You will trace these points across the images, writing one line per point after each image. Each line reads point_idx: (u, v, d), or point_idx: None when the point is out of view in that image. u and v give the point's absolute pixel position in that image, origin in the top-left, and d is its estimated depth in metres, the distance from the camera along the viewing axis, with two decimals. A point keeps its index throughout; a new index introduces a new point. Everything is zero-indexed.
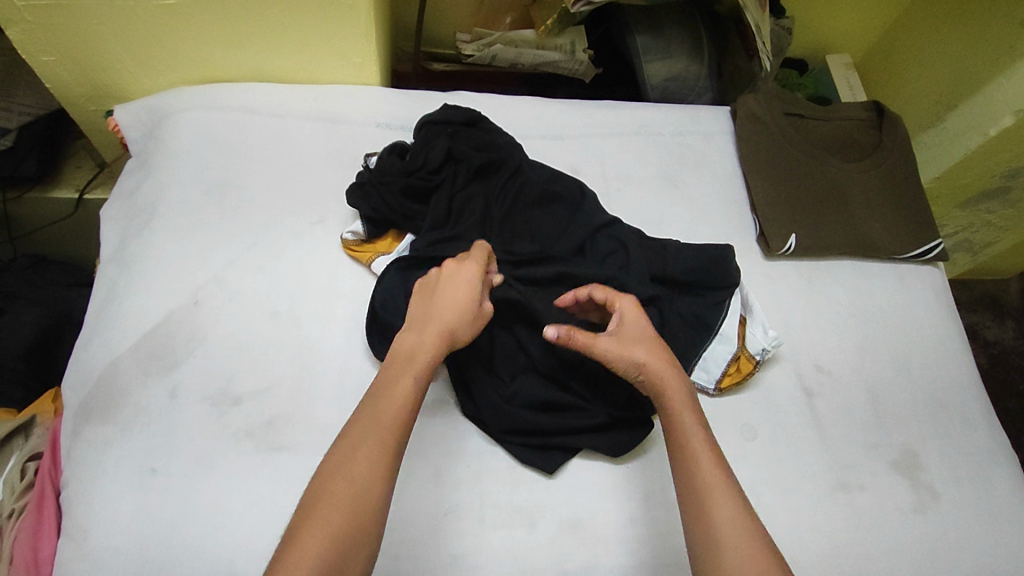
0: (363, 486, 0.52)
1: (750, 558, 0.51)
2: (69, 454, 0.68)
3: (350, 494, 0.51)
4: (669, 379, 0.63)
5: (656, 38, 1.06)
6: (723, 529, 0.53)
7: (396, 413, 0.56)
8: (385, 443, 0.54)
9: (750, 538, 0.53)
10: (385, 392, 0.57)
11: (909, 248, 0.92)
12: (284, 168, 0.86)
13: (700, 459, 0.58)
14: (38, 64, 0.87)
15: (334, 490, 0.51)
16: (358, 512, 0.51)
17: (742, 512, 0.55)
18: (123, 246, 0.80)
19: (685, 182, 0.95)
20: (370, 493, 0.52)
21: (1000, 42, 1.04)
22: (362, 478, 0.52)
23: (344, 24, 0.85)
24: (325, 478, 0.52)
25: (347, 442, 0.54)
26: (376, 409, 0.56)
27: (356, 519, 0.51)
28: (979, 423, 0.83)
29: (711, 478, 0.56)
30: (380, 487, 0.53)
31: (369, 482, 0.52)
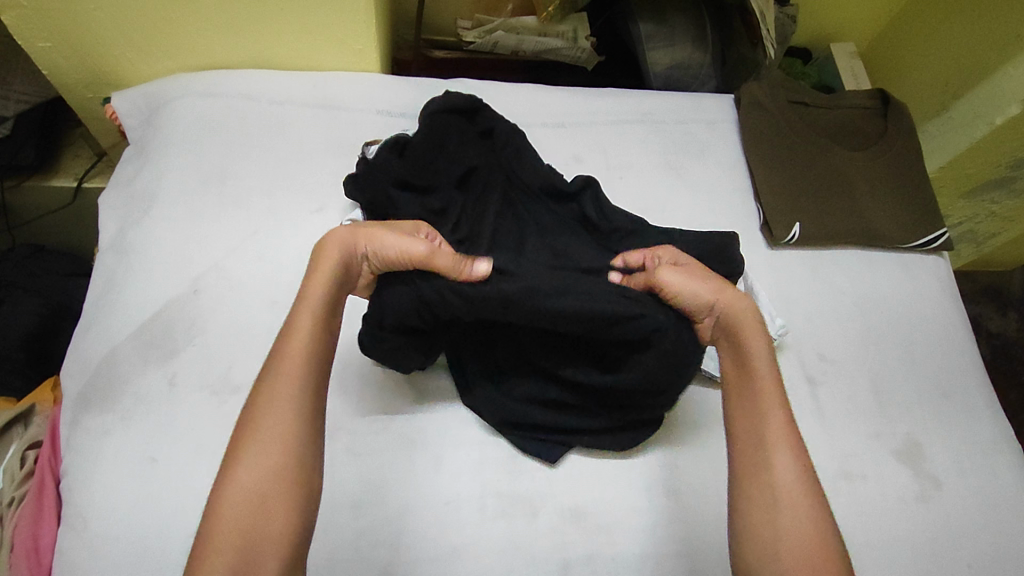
0: (282, 417, 0.52)
1: (802, 510, 0.53)
2: (69, 442, 0.67)
3: (251, 442, 0.51)
4: (752, 325, 0.63)
5: (659, 25, 1.05)
6: (781, 478, 0.55)
7: (301, 349, 0.55)
8: (292, 388, 0.53)
9: (803, 490, 0.54)
10: (293, 328, 0.56)
11: (913, 237, 0.91)
12: (283, 155, 0.85)
13: (769, 409, 0.58)
14: (34, 50, 0.86)
15: (257, 426, 0.51)
16: (283, 441, 0.51)
17: (800, 464, 0.56)
18: (121, 234, 0.79)
19: (689, 171, 0.94)
20: (275, 438, 0.51)
21: (1007, 30, 1.02)
22: (281, 410, 0.52)
23: (343, 11, 0.84)
24: (249, 416, 0.52)
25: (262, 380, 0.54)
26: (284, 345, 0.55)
27: (283, 448, 0.51)
28: (983, 413, 0.82)
29: (774, 429, 0.57)
30: (299, 415, 0.53)
31: (287, 413, 0.52)
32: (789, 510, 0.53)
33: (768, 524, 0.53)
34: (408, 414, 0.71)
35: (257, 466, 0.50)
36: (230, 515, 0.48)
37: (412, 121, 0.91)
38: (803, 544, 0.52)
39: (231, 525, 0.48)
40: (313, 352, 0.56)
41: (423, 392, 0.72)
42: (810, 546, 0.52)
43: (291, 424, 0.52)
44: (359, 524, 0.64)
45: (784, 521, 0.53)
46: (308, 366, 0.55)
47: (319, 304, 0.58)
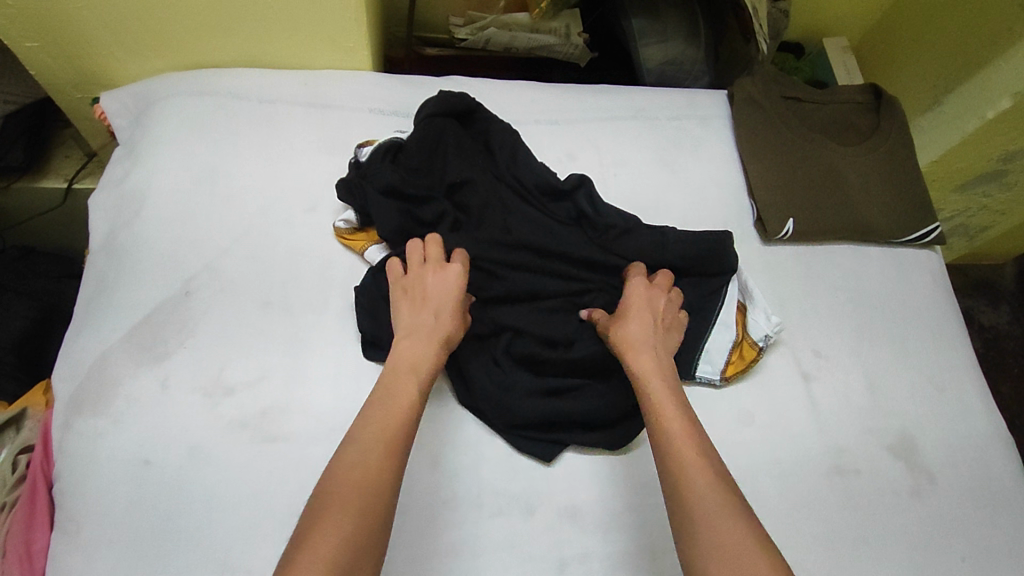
0: (375, 478, 0.52)
1: (719, 516, 0.51)
2: (61, 446, 0.67)
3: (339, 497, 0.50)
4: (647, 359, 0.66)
5: (652, 21, 1.04)
6: (696, 491, 0.54)
7: (403, 412, 0.58)
8: (388, 450, 0.54)
9: (719, 498, 0.53)
10: (389, 397, 0.59)
11: (906, 232, 0.91)
12: (274, 155, 0.85)
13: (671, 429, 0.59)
14: (21, 49, 0.85)
15: (344, 486, 0.51)
16: (370, 500, 0.51)
17: (708, 471, 0.55)
18: (111, 235, 0.79)
19: (681, 167, 0.94)
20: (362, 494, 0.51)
21: (999, 23, 1.03)
22: (371, 470, 0.52)
23: (334, 9, 0.83)
24: (335, 478, 0.52)
25: (353, 443, 0.55)
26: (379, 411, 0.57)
27: (369, 508, 0.50)
28: (975, 406, 0.83)
29: (682, 447, 0.57)
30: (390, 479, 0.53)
31: (378, 476, 0.52)
32: (710, 519, 0.51)
33: (695, 540, 0.51)
34: None
35: (346, 521, 0.49)
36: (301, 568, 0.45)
37: (405, 119, 0.90)
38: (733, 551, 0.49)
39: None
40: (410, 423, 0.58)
41: None
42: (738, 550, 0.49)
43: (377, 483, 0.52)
44: None
45: (710, 532, 0.51)
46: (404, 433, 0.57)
47: (418, 377, 0.62)
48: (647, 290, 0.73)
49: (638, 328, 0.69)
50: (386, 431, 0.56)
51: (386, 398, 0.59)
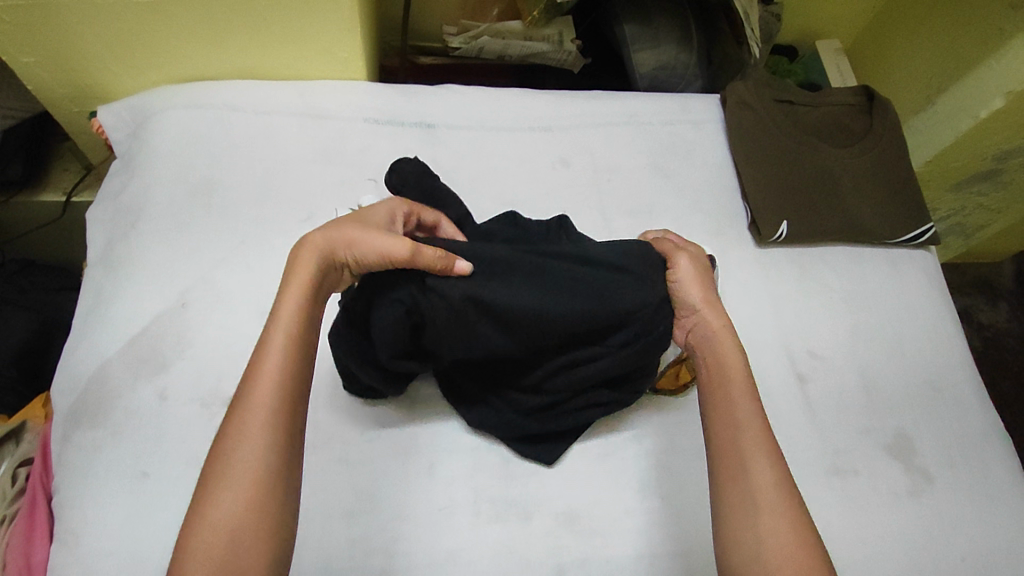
0: (251, 468, 0.49)
1: (780, 519, 0.52)
2: (60, 458, 0.67)
3: (228, 461, 0.50)
4: (727, 336, 0.64)
5: (644, 26, 1.05)
6: (758, 486, 0.53)
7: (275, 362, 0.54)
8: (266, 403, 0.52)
9: (784, 497, 0.53)
10: (260, 367, 0.53)
11: (900, 232, 0.91)
12: (270, 165, 0.85)
13: (745, 419, 0.57)
14: (18, 65, 0.86)
15: (219, 479, 0.49)
16: (252, 489, 0.49)
17: (777, 469, 0.55)
18: (109, 248, 0.79)
19: (675, 171, 0.94)
20: (252, 455, 0.50)
21: (988, 23, 1.03)
22: (248, 460, 0.50)
23: (328, 20, 0.84)
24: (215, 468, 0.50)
25: (225, 429, 0.51)
26: (252, 386, 0.53)
27: (251, 500, 0.49)
28: (972, 405, 0.83)
29: (753, 440, 0.56)
30: (271, 466, 0.50)
31: (257, 465, 0.50)
32: (769, 517, 0.52)
33: (750, 531, 0.52)
34: (400, 421, 0.71)
35: (229, 502, 0.48)
36: (207, 534, 0.47)
37: (400, 128, 0.91)
38: (789, 553, 0.50)
39: (209, 548, 0.47)
40: (291, 367, 0.54)
41: (415, 399, 0.72)
42: (793, 550, 0.50)
43: (264, 438, 0.51)
44: (353, 533, 0.64)
45: (766, 529, 0.51)
46: (280, 408, 0.52)
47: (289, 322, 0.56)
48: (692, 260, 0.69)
49: (705, 289, 0.66)
50: (260, 410, 0.51)
51: (262, 348, 0.55)
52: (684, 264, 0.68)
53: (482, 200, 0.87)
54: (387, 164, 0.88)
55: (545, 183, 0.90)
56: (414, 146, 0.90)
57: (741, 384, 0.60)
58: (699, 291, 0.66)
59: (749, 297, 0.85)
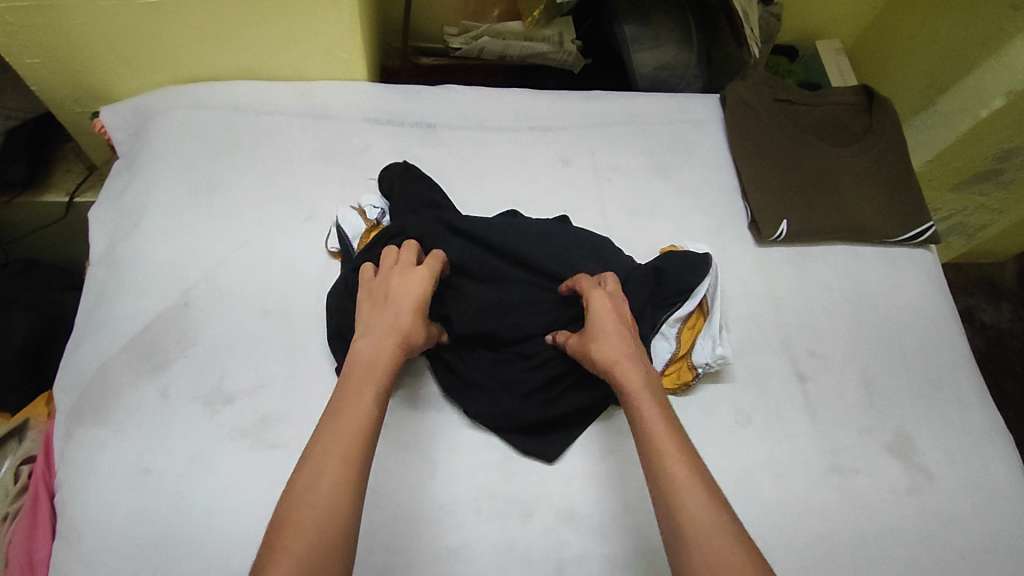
0: (330, 502, 0.49)
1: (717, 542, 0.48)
2: (63, 456, 0.67)
3: (296, 526, 0.48)
4: (636, 375, 0.60)
5: (645, 27, 1.05)
6: (695, 524, 0.50)
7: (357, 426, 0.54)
8: (343, 464, 0.51)
9: (717, 523, 0.49)
10: (346, 408, 0.55)
11: (901, 231, 0.92)
12: (272, 165, 0.86)
13: (667, 456, 0.54)
14: (22, 65, 0.87)
15: (292, 526, 0.48)
16: (326, 524, 0.48)
17: (704, 499, 0.51)
18: (112, 247, 0.80)
19: (676, 170, 0.94)
20: (327, 518, 0.48)
21: (989, 24, 1.03)
22: (326, 496, 0.49)
23: (329, 21, 0.84)
24: (289, 506, 0.49)
25: (302, 475, 0.51)
26: (334, 426, 0.53)
27: (321, 552, 0.47)
28: (973, 404, 0.83)
29: (679, 477, 0.52)
30: (347, 506, 0.50)
31: (331, 504, 0.49)
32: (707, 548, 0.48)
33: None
34: (401, 419, 0.71)
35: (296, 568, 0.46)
36: None
37: (401, 128, 0.91)
38: None
39: None
40: (369, 435, 0.54)
41: (416, 398, 0.72)
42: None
43: (337, 501, 0.50)
44: None
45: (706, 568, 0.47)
46: (362, 451, 0.53)
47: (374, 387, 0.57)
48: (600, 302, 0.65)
49: (610, 334, 0.63)
50: (344, 451, 0.52)
51: (340, 411, 0.55)
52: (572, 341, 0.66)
53: (483, 199, 0.88)
54: (388, 163, 0.88)
55: (546, 183, 0.90)
56: (415, 146, 0.90)
57: (657, 418, 0.57)
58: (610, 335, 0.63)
59: (749, 296, 0.85)
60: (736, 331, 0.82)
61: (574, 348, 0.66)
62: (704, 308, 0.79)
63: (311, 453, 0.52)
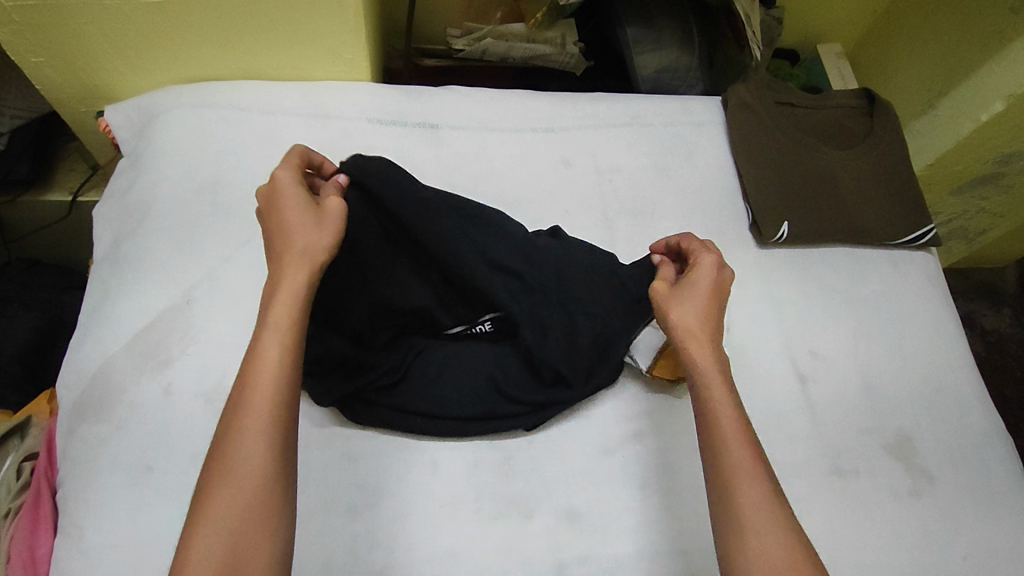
0: (249, 453, 0.51)
1: (775, 536, 0.52)
2: (65, 452, 0.68)
3: (219, 480, 0.50)
4: (710, 355, 0.62)
5: (647, 29, 1.06)
6: (750, 511, 0.53)
7: (268, 380, 0.53)
8: (262, 416, 0.52)
9: (776, 514, 0.53)
10: (254, 366, 0.54)
11: (901, 234, 0.92)
12: (274, 164, 0.86)
13: (735, 443, 0.57)
14: (27, 64, 0.87)
15: (218, 480, 0.50)
16: (253, 499, 0.50)
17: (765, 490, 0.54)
18: (115, 245, 0.80)
19: (677, 172, 0.95)
20: (241, 471, 0.50)
21: (989, 27, 1.04)
22: (245, 471, 0.51)
23: (333, 21, 0.85)
24: (207, 487, 0.51)
25: (223, 432, 0.52)
26: (246, 398, 0.53)
27: (248, 499, 0.50)
28: (973, 406, 0.83)
29: (744, 467, 0.55)
30: (266, 455, 0.51)
31: (255, 453, 0.51)
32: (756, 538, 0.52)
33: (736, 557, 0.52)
34: None
35: (222, 521, 0.49)
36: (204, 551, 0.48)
37: (403, 128, 0.92)
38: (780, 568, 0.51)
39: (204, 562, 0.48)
40: (284, 383, 0.54)
41: None
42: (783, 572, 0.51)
43: (254, 453, 0.51)
44: (355, 529, 0.64)
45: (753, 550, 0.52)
46: (276, 403, 0.53)
47: (284, 334, 0.56)
48: (714, 268, 0.68)
49: (697, 307, 0.65)
50: (259, 405, 0.53)
51: (252, 362, 0.54)
52: (703, 274, 0.67)
53: (485, 199, 0.88)
54: (391, 163, 0.89)
55: (548, 183, 0.91)
56: (417, 146, 0.90)
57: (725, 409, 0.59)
58: (690, 309, 0.65)
59: (749, 297, 0.86)
60: (737, 332, 0.82)
61: (661, 296, 0.67)
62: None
63: (229, 411, 0.53)
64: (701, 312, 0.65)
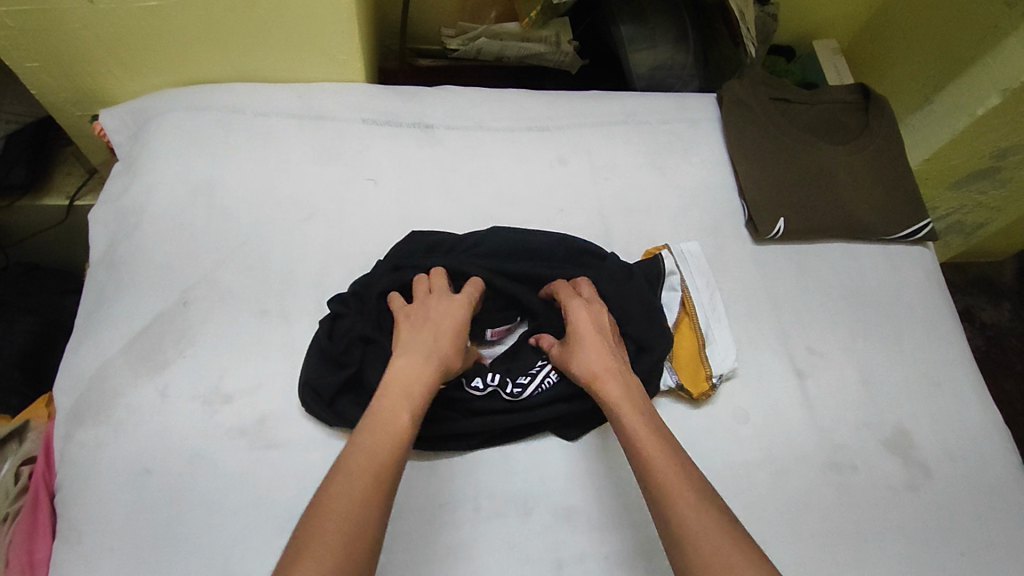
0: (359, 501, 0.50)
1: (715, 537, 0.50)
2: (62, 456, 0.68)
3: (322, 523, 0.48)
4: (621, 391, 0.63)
5: (642, 27, 1.06)
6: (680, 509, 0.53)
7: (390, 438, 0.56)
8: (377, 469, 0.53)
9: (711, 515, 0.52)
10: (379, 422, 0.57)
11: (898, 229, 0.92)
12: (270, 165, 0.86)
13: (657, 461, 0.57)
14: (22, 69, 0.87)
15: (326, 516, 0.49)
16: (359, 535, 0.49)
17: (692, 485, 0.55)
18: (111, 248, 0.80)
19: (673, 169, 0.95)
20: (352, 516, 0.49)
21: (985, 22, 1.04)
22: (359, 503, 0.50)
23: (327, 24, 0.85)
24: (320, 507, 0.50)
25: (333, 475, 0.52)
26: (367, 440, 0.55)
27: (352, 544, 0.48)
28: (972, 400, 0.83)
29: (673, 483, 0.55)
30: (376, 508, 0.51)
31: (367, 498, 0.51)
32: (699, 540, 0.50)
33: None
34: None
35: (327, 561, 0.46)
36: None
37: (398, 129, 0.92)
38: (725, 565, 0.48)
39: None
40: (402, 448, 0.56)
41: None
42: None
43: (366, 500, 0.51)
44: None
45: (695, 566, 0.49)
46: (394, 458, 0.55)
47: (410, 400, 0.59)
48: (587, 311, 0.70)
49: (592, 349, 0.67)
50: (376, 458, 0.54)
51: (374, 419, 0.57)
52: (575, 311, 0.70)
53: (481, 199, 0.88)
54: (386, 164, 0.89)
55: (543, 182, 0.91)
56: (412, 146, 0.90)
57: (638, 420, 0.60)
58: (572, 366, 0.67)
59: (746, 294, 0.86)
60: (734, 329, 0.82)
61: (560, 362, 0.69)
62: (688, 309, 0.80)
63: (343, 458, 0.54)
64: (590, 349, 0.67)
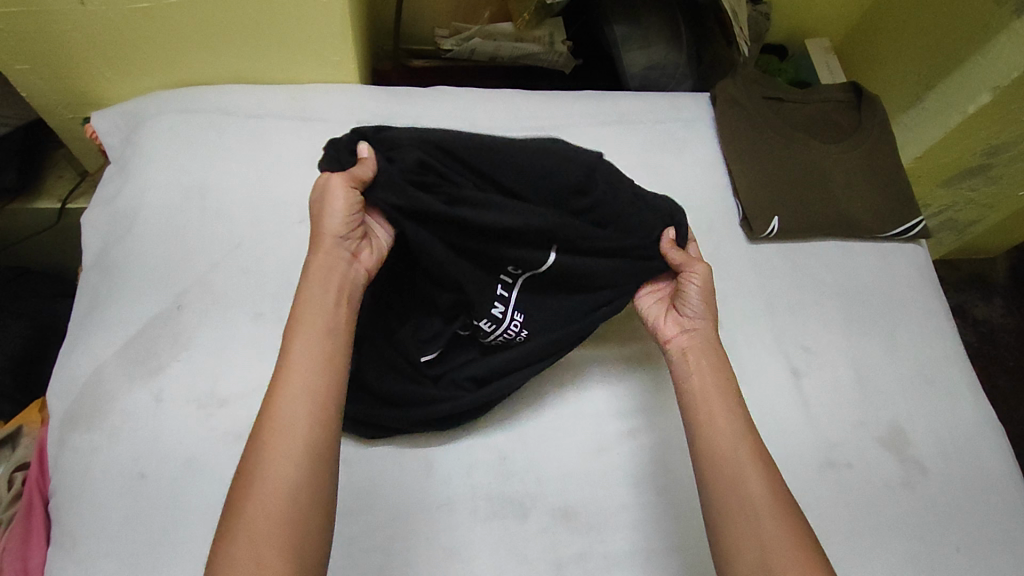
0: (273, 473, 0.51)
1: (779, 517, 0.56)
2: (57, 461, 0.67)
3: (242, 500, 0.50)
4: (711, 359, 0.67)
5: (634, 27, 1.06)
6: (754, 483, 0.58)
7: (289, 405, 0.54)
8: (281, 439, 0.52)
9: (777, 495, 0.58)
10: (280, 388, 0.55)
11: (890, 227, 0.92)
12: (263, 168, 0.85)
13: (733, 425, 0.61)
14: (11, 71, 0.86)
15: (245, 492, 0.51)
16: (278, 507, 0.50)
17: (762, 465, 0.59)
18: (104, 252, 0.80)
19: (667, 169, 0.95)
20: (269, 490, 0.50)
21: (973, 20, 1.04)
22: (269, 476, 0.51)
23: (320, 25, 0.84)
24: (240, 486, 0.51)
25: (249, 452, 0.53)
26: (271, 408, 0.54)
27: (273, 512, 0.50)
28: (966, 397, 0.83)
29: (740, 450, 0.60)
30: (290, 477, 0.51)
31: (276, 471, 0.51)
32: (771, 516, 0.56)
33: (727, 537, 0.56)
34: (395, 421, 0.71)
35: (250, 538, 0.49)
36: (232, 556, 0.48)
37: (392, 130, 0.91)
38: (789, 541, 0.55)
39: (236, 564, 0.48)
40: (306, 405, 0.54)
41: None
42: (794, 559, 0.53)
43: (281, 472, 0.51)
44: (351, 532, 0.64)
45: (748, 535, 0.55)
46: (301, 424, 0.53)
47: (313, 355, 0.57)
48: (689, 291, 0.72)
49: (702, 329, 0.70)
50: (280, 425, 0.53)
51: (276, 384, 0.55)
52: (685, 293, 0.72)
53: None
54: None
55: None
56: None
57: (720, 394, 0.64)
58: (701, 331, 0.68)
59: (741, 293, 0.86)
60: (728, 327, 0.83)
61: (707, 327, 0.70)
62: None
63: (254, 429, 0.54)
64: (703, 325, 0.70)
